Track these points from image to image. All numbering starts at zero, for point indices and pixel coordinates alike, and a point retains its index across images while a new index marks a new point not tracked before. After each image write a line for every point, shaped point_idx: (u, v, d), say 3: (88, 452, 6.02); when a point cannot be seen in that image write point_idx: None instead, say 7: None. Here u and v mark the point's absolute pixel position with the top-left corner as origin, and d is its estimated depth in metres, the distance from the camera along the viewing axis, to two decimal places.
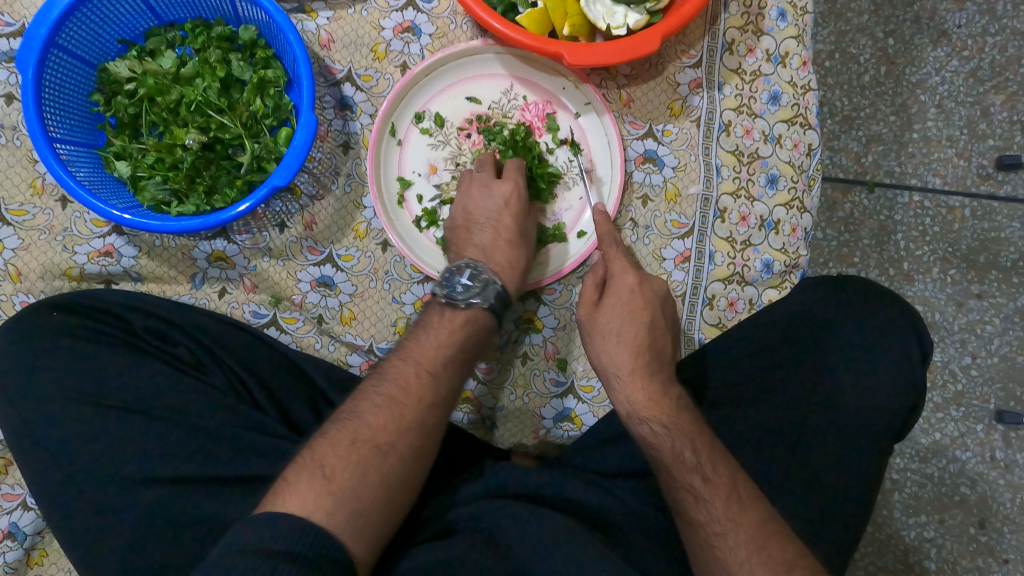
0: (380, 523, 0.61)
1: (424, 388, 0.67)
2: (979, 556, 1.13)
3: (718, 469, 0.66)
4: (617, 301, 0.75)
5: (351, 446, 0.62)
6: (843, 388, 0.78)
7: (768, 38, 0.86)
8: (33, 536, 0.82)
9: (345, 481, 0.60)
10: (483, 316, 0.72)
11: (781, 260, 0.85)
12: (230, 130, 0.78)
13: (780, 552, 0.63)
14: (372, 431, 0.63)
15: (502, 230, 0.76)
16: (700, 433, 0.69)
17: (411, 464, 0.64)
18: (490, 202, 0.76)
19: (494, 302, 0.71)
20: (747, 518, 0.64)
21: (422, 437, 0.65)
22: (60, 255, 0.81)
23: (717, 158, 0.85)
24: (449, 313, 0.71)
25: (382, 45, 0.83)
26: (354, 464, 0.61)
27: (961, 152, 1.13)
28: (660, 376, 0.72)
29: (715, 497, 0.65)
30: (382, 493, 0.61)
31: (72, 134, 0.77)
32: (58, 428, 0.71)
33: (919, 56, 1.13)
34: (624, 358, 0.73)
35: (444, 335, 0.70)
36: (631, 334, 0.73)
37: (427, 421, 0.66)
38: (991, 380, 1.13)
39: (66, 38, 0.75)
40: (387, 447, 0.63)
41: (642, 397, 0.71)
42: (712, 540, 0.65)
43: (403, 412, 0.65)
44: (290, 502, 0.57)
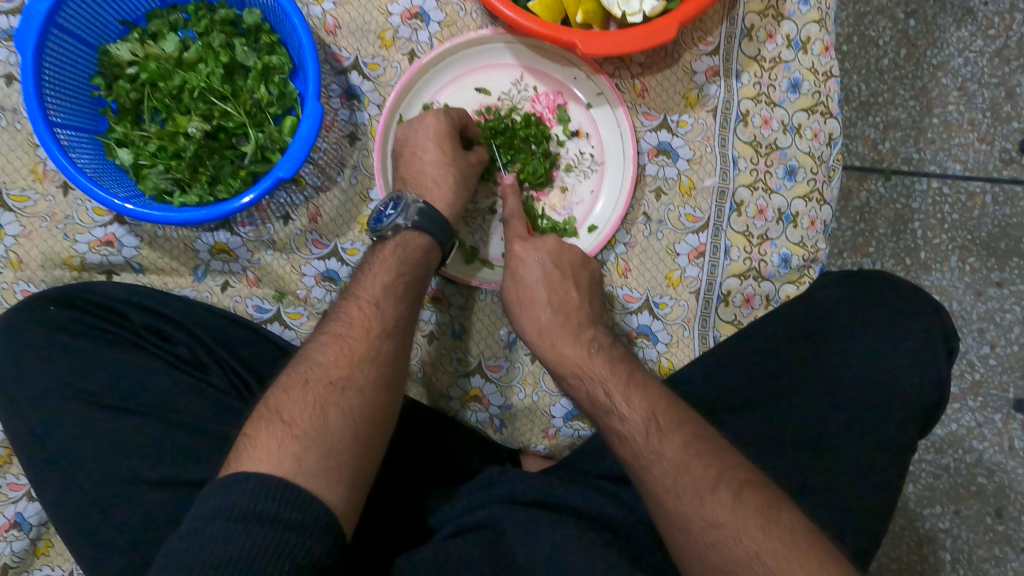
0: (356, 461, 0.59)
1: (371, 319, 0.66)
2: (995, 547, 1.10)
3: (633, 402, 0.64)
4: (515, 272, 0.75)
5: (305, 388, 0.61)
6: (861, 385, 0.76)
7: (789, 23, 0.82)
8: (39, 527, 0.81)
9: (306, 423, 0.58)
10: (417, 238, 0.71)
11: (799, 254, 0.83)
12: (234, 118, 0.76)
13: (704, 471, 0.59)
14: (324, 368, 0.62)
15: (448, 158, 0.74)
16: (618, 368, 0.68)
17: (374, 393, 0.63)
18: (425, 132, 0.74)
19: (423, 220, 0.71)
20: (668, 445, 0.61)
21: (379, 364, 0.64)
22: (60, 243, 0.80)
23: (734, 150, 0.82)
24: (390, 247, 0.70)
25: (390, 32, 0.80)
26: (309, 403, 0.60)
27: (983, 136, 1.09)
28: (574, 323, 0.72)
29: (634, 432, 0.63)
30: (349, 429, 0.60)
31: (72, 119, 0.75)
32: (60, 419, 0.70)
33: (942, 37, 1.09)
34: (531, 321, 0.73)
35: (384, 267, 0.69)
36: (530, 297, 0.74)
37: (380, 351, 0.65)
38: (1010, 368, 1.10)
39: (67, 19, 0.73)
40: (342, 382, 0.62)
41: (558, 352, 0.71)
42: (643, 475, 0.62)
43: (351, 347, 0.64)
44: (256, 455, 0.56)
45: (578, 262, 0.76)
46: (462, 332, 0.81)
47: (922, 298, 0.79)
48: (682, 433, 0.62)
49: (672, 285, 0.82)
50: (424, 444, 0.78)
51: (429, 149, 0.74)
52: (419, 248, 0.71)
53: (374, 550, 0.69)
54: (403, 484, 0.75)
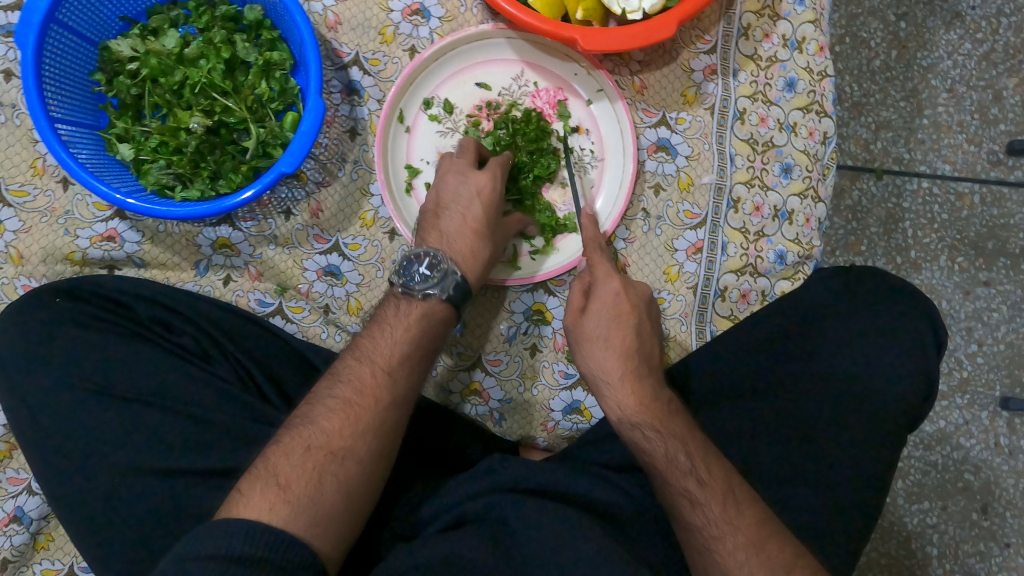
0: (345, 528, 0.61)
1: (381, 389, 0.66)
2: (981, 541, 1.13)
3: (711, 469, 0.67)
4: (601, 307, 0.72)
5: (305, 454, 0.61)
6: (854, 380, 0.77)
7: (785, 23, 0.84)
8: (39, 521, 0.81)
9: (302, 490, 0.59)
10: (442, 308, 0.69)
11: (795, 251, 0.84)
12: (235, 113, 0.76)
13: (779, 553, 0.63)
14: (329, 437, 0.62)
15: (487, 219, 0.73)
16: (694, 437, 0.69)
17: (373, 468, 0.64)
18: (474, 193, 0.72)
19: (455, 293, 0.69)
20: (744, 519, 0.64)
21: (382, 438, 0.64)
22: (62, 239, 0.80)
23: (731, 147, 0.83)
24: (412, 313, 0.69)
25: (391, 28, 0.81)
26: (309, 472, 0.60)
27: (971, 138, 1.11)
28: (649, 377, 0.72)
29: (711, 501, 0.65)
30: (342, 498, 0.61)
31: (74, 114, 0.75)
32: (62, 415, 0.70)
33: (932, 39, 1.11)
34: (614, 364, 0.71)
35: (400, 334, 0.68)
36: (619, 339, 0.72)
37: (385, 422, 0.65)
38: (996, 366, 1.12)
39: (67, 14, 0.73)
40: (344, 453, 0.62)
41: (633, 403, 0.70)
42: (710, 544, 0.64)
43: (358, 415, 0.64)
44: (246, 515, 0.56)
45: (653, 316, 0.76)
46: (463, 326, 0.82)
47: (916, 297, 0.80)
48: (755, 512, 0.65)
49: (670, 280, 0.83)
50: (426, 436, 0.78)
51: (473, 212, 0.72)
52: (441, 318, 0.70)
53: (367, 543, 0.70)
54: (404, 471, 0.75)
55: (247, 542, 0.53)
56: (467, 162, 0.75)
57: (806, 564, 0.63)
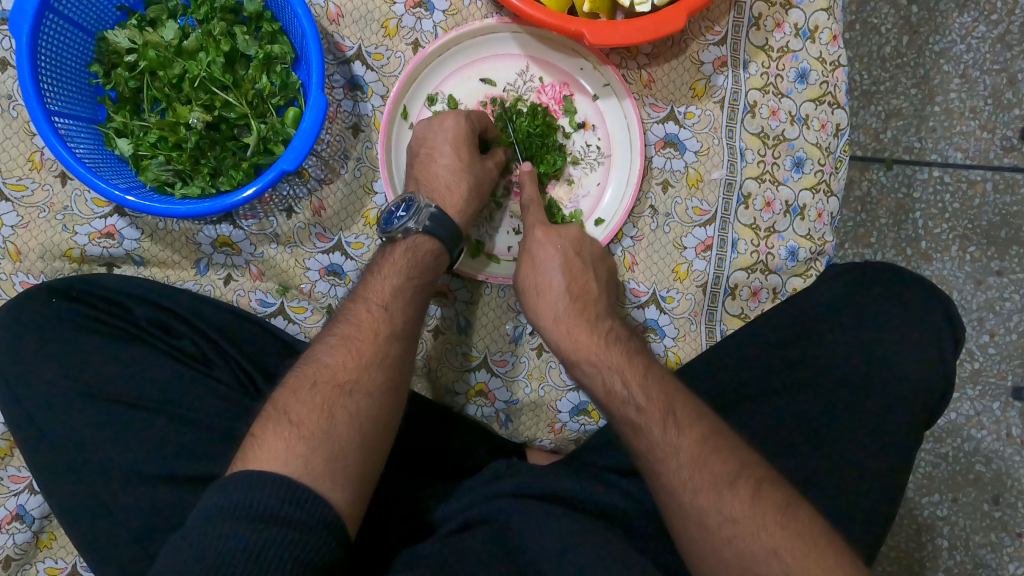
0: (362, 463, 0.59)
1: (379, 322, 0.66)
2: (992, 532, 1.11)
3: (651, 395, 0.64)
4: (534, 254, 0.74)
5: (313, 389, 0.61)
6: (866, 382, 0.75)
7: (797, 12, 0.81)
8: (41, 520, 0.81)
9: (314, 424, 0.58)
10: (428, 243, 0.70)
11: (807, 247, 0.82)
12: (236, 109, 0.74)
13: (722, 467, 0.60)
14: (332, 371, 0.62)
15: (463, 160, 0.73)
16: (633, 359, 0.68)
17: (382, 397, 0.63)
18: (444, 134, 0.73)
19: (434, 226, 0.70)
20: (685, 439, 0.61)
21: (387, 367, 0.64)
22: (60, 235, 0.79)
23: (741, 141, 0.81)
24: (400, 250, 0.69)
25: (394, 21, 0.79)
26: (318, 404, 0.60)
27: (985, 124, 1.09)
28: (584, 315, 0.71)
29: (651, 424, 0.63)
30: (355, 431, 0.60)
31: (70, 108, 0.73)
32: (62, 414, 0.69)
33: (945, 23, 1.08)
34: (547, 306, 0.72)
35: (393, 271, 0.68)
36: (547, 284, 0.73)
37: (389, 354, 0.65)
38: (1009, 357, 1.10)
39: (64, 4, 0.71)
40: (350, 385, 0.62)
41: (571, 344, 0.70)
42: (656, 468, 0.61)
43: (360, 348, 0.64)
44: (263, 455, 0.56)
45: (589, 253, 0.76)
46: (468, 326, 0.80)
47: (928, 294, 0.78)
48: (699, 428, 0.62)
49: (679, 279, 0.82)
50: (431, 439, 0.78)
51: (445, 154, 0.73)
52: (429, 253, 0.71)
53: (375, 544, 0.68)
54: (408, 475, 0.74)
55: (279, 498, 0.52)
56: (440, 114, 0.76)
57: (766, 483, 0.60)
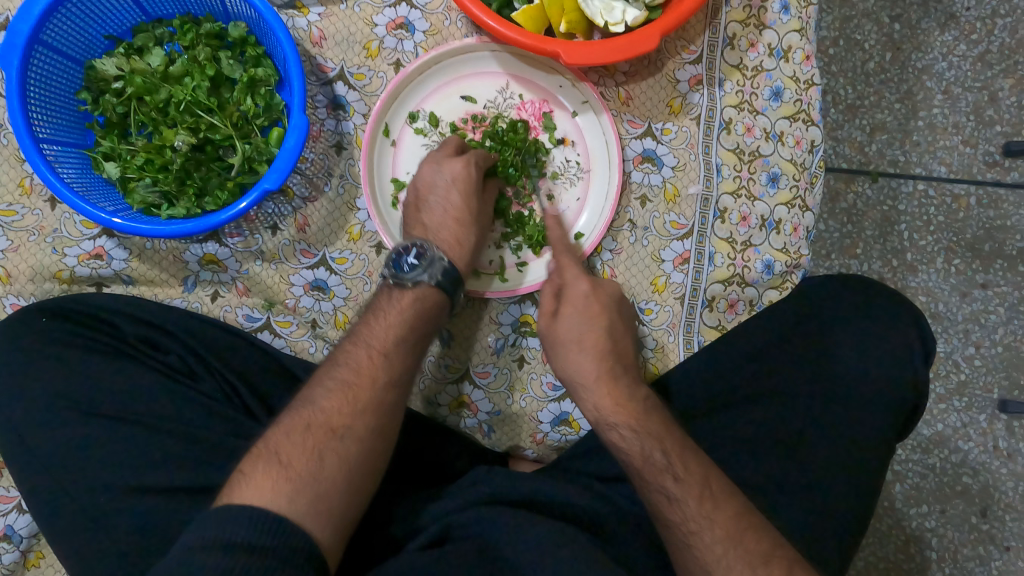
0: (346, 503, 0.60)
1: (379, 369, 0.67)
2: (980, 545, 1.12)
3: (688, 465, 0.65)
4: (575, 309, 0.75)
5: (306, 432, 0.62)
6: (840, 391, 0.77)
7: (770, 32, 0.83)
8: (29, 539, 0.81)
9: (303, 466, 0.59)
10: (434, 295, 0.71)
11: (782, 260, 0.84)
12: (220, 130, 0.76)
13: (757, 545, 0.61)
14: (326, 415, 0.63)
15: (469, 211, 0.75)
16: (668, 430, 0.68)
17: (372, 443, 0.64)
18: (451, 180, 0.74)
19: (443, 279, 0.71)
20: (721, 513, 0.63)
21: (382, 414, 0.65)
22: (50, 257, 0.80)
23: (718, 157, 0.83)
24: (407, 297, 0.70)
25: (375, 43, 0.81)
26: (309, 448, 0.61)
27: (967, 140, 1.11)
28: (623, 376, 0.72)
29: (687, 495, 0.64)
30: (344, 476, 0.61)
31: (59, 134, 0.75)
32: (51, 432, 0.70)
33: (926, 41, 1.10)
34: (587, 364, 0.73)
35: (398, 318, 0.69)
36: (591, 340, 0.74)
37: (385, 402, 0.66)
38: (994, 369, 1.12)
39: (52, 34, 0.73)
40: (343, 429, 0.63)
41: (609, 404, 0.70)
42: (689, 540, 0.63)
43: (357, 394, 0.65)
44: (249, 490, 0.57)
45: (626, 314, 0.78)
46: (450, 339, 0.82)
47: (897, 300, 0.80)
48: (732, 504, 0.64)
49: (658, 291, 0.83)
50: (416, 449, 0.79)
51: (454, 201, 0.74)
52: (435, 303, 0.72)
53: (359, 546, 0.70)
54: (391, 481, 0.76)
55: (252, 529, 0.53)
56: (447, 155, 0.76)
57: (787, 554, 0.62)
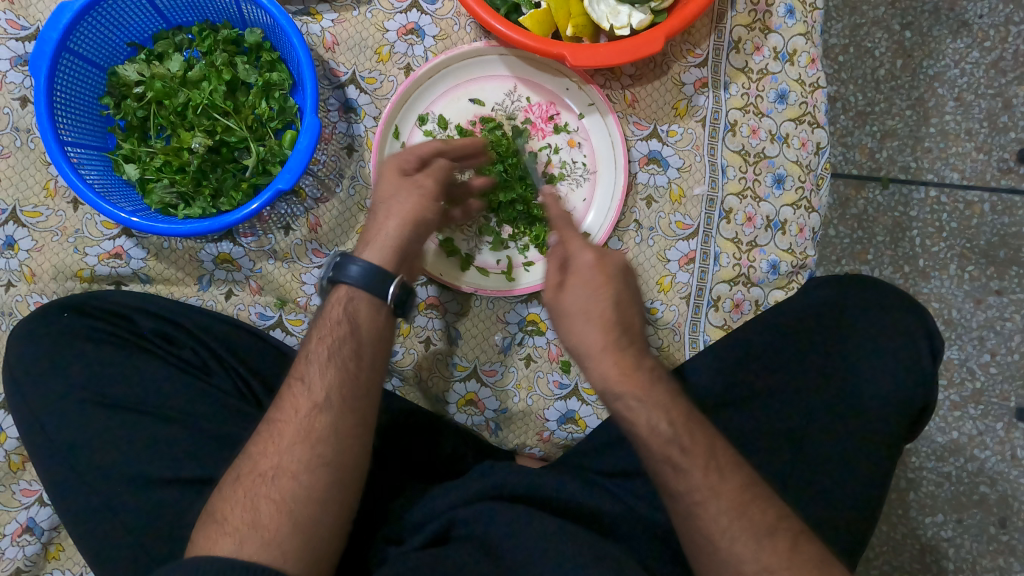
0: (303, 540, 0.58)
1: (304, 397, 0.63)
2: (999, 556, 1.11)
3: (695, 435, 0.62)
4: (582, 280, 0.65)
5: (236, 483, 0.61)
6: (846, 391, 0.77)
7: (775, 36, 0.85)
8: (50, 532, 0.83)
9: (238, 519, 0.59)
10: (358, 299, 0.67)
11: (788, 260, 0.85)
12: (236, 133, 0.78)
13: (762, 516, 0.60)
14: (253, 462, 0.62)
15: (388, 198, 0.70)
16: (676, 399, 0.64)
17: (310, 474, 0.61)
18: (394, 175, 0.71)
19: (364, 277, 0.67)
20: (727, 485, 0.60)
21: (313, 442, 0.62)
22: (72, 257, 0.82)
23: (723, 158, 0.84)
24: (330, 311, 0.67)
25: (387, 48, 0.83)
26: (242, 500, 0.60)
27: (980, 146, 1.11)
28: (631, 345, 0.64)
29: (693, 466, 0.61)
30: (284, 513, 0.59)
31: (83, 138, 0.77)
32: (72, 425, 0.72)
33: (938, 48, 1.11)
34: (591, 334, 0.64)
35: (318, 341, 0.67)
36: (598, 310, 0.64)
37: (314, 427, 0.62)
38: (1010, 377, 1.11)
39: (77, 42, 0.75)
40: (272, 471, 0.61)
41: (615, 373, 0.63)
42: (694, 510, 0.60)
43: (282, 430, 0.63)
44: (207, 547, 0.57)
45: (635, 286, 0.68)
46: (458, 337, 0.83)
47: (906, 301, 0.80)
48: (740, 476, 0.62)
49: (663, 290, 0.84)
50: (420, 447, 0.79)
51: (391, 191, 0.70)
52: (365, 310, 0.67)
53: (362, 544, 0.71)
54: (395, 476, 0.77)
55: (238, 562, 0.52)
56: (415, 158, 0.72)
57: None
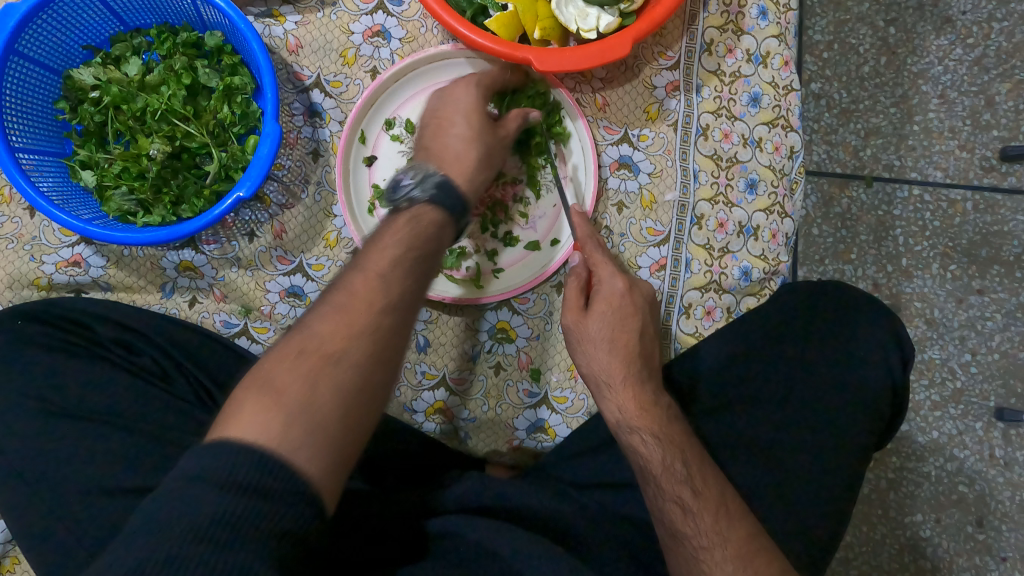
0: (344, 438, 0.50)
1: (376, 292, 0.56)
2: (976, 555, 1.10)
3: (707, 481, 0.66)
4: (608, 307, 0.71)
5: (296, 358, 0.52)
6: (816, 397, 0.76)
7: (748, 38, 0.83)
8: (4, 545, 0.81)
9: (292, 394, 0.50)
10: (430, 214, 0.63)
11: (760, 267, 0.84)
12: (197, 138, 0.77)
13: (767, 569, 0.62)
14: (318, 336, 0.53)
15: (467, 133, 0.71)
16: (689, 442, 0.68)
17: (362, 379, 0.52)
18: (456, 104, 0.74)
19: (442, 195, 0.64)
20: (735, 532, 0.64)
21: (381, 361, 0.54)
22: (27, 265, 0.80)
23: (695, 163, 0.83)
24: (401, 220, 0.62)
25: (352, 51, 0.81)
26: (297, 370, 0.51)
27: (963, 144, 1.10)
28: (649, 379, 0.70)
29: (704, 512, 0.64)
30: (341, 405, 0.51)
31: (37, 143, 0.76)
32: (21, 438, 0.70)
33: (922, 45, 1.10)
34: (615, 361, 0.70)
35: (395, 240, 0.60)
36: (623, 339, 0.71)
37: (381, 326, 0.55)
38: (990, 376, 1.10)
39: (28, 45, 0.74)
40: (337, 352, 0.52)
41: (634, 407, 0.68)
42: (699, 555, 0.63)
43: (351, 318, 0.54)
44: (234, 428, 0.47)
45: (655, 319, 0.75)
46: (426, 345, 0.82)
47: (877, 305, 0.79)
48: (746, 525, 0.65)
49: None
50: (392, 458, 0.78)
51: (457, 123, 0.72)
52: (434, 224, 0.63)
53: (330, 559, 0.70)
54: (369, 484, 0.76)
55: (257, 468, 0.45)
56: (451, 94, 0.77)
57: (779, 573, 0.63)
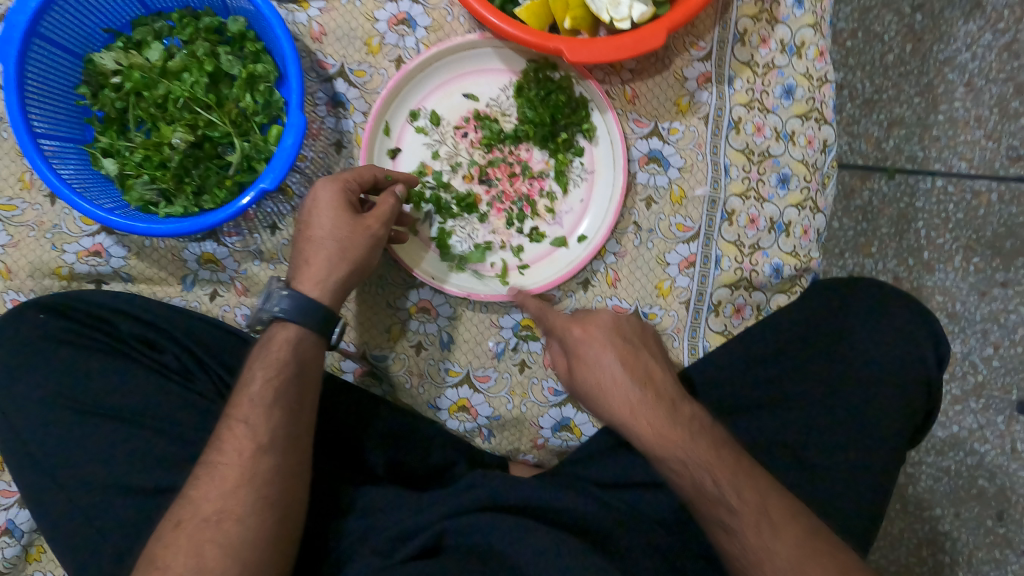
0: (258, 553, 0.59)
1: (241, 438, 0.62)
2: (996, 548, 1.09)
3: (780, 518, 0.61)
4: (585, 350, 0.71)
5: (176, 531, 0.59)
6: (850, 397, 0.74)
7: (783, 27, 0.81)
8: (31, 534, 0.81)
9: (179, 567, 0.57)
10: (284, 331, 0.66)
11: (792, 263, 0.82)
12: (219, 127, 0.75)
13: None
14: (195, 505, 0.60)
15: (325, 240, 0.67)
16: (758, 476, 0.63)
17: (240, 488, 0.60)
18: (313, 202, 0.67)
19: (293, 311, 0.66)
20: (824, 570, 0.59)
21: (257, 484, 0.61)
22: (49, 253, 0.80)
23: (725, 158, 0.81)
24: (260, 345, 0.67)
25: (376, 39, 0.79)
26: (184, 547, 0.58)
27: (990, 134, 1.07)
28: (660, 399, 0.68)
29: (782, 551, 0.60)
30: (250, 527, 0.59)
31: (57, 129, 0.74)
32: (49, 431, 0.70)
33: (948, 31, 1.07)
34: (619, 402, 0.69)
35: (262, 364, 0.65)
36: (609, 377, 0.70)
37: (243, 445, 0.61)
38: (1014, 370, 1.08)
39: (49, 27, 0.72)
40: (215, 516, 0.59)
41: (653, 433, 0.66)
42: None
43: (225, 473, 0.61)
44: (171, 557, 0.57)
45: (636, 334, 0.73)
46: (450, 341, 0.81)
47: (911, 304, 0.77)
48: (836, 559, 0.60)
49: (662, 295, 0.81)
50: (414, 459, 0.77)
51: (316, 224, 0.67)
52: (290, 340, 0.66)
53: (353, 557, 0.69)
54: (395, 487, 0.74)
55: None
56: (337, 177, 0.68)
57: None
